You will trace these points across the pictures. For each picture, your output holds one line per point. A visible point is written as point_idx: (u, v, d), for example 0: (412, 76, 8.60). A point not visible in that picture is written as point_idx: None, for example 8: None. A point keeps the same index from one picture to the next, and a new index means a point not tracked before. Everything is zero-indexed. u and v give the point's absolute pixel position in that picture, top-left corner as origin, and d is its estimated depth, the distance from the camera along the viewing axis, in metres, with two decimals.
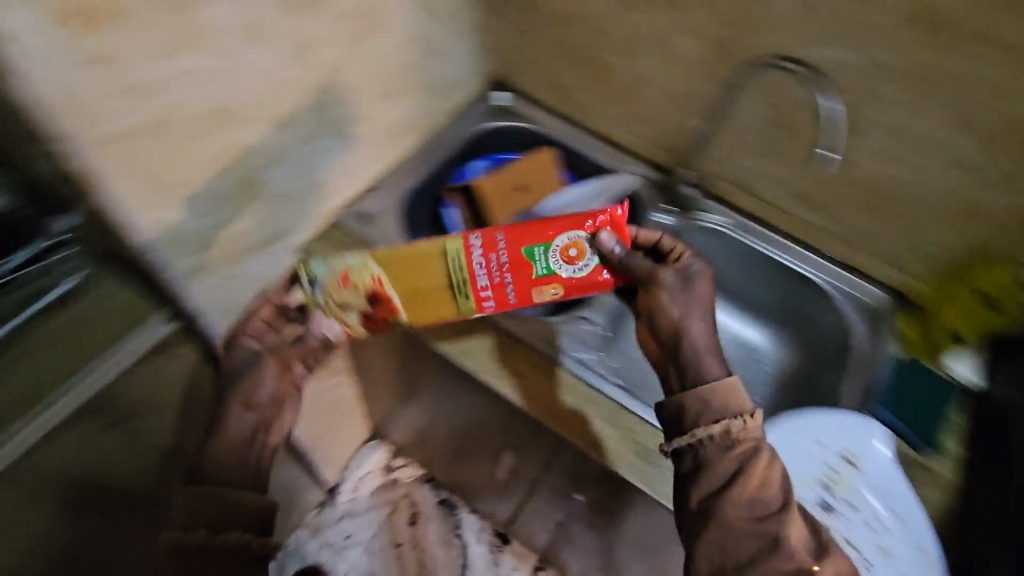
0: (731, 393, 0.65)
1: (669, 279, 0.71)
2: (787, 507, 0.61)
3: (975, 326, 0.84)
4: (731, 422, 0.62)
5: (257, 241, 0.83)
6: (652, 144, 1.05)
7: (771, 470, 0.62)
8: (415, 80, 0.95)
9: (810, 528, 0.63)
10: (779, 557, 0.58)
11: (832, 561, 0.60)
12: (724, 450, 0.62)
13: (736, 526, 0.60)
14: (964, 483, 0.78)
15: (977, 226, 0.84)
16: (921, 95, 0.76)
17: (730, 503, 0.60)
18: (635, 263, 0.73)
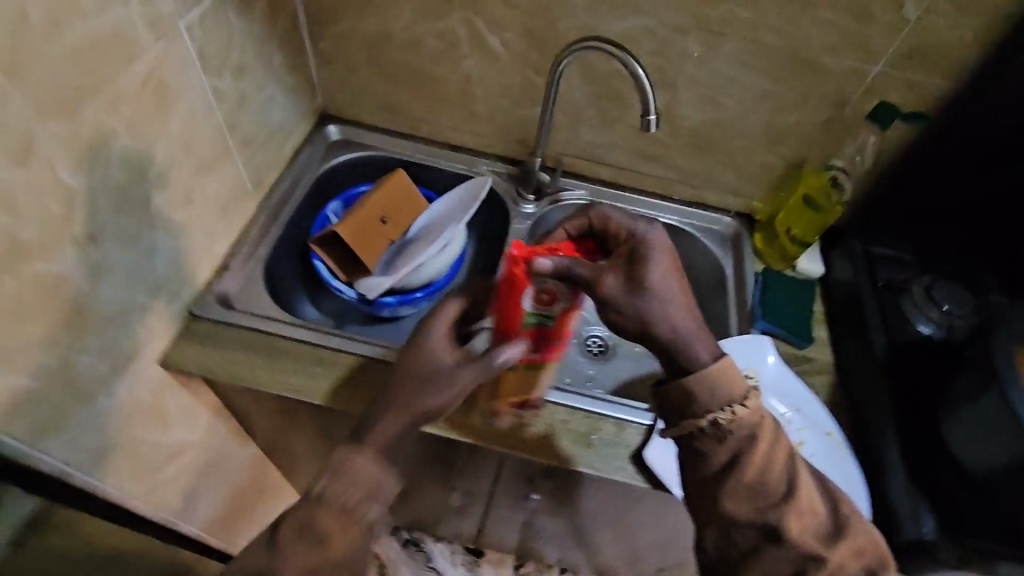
0: (723, 381, 0.56)
1: (617, 282, 0.54)
2: (793, 493, 0.57)
3: (810, 229, 0.97)
4: (719, 417, 0.56)
5: (105, 375, 0.69)
6: (498, 140, 1.06)
7: (773, 452, 0.58)
8: (238, 137, 0.84)
9: (830, 505, 0.59)
10: (784, 545, 0.55)
11: (851, 542, 0.57)
12: (718, 444, 0.58)
13: (739, 518, 0.57)
14: (836, 359, 0.90)
15: (803, 139, 0.93)
16: (720, 41, 0.84)
17: (729, 497, 0.57)
18: (573, 274, 0.56)
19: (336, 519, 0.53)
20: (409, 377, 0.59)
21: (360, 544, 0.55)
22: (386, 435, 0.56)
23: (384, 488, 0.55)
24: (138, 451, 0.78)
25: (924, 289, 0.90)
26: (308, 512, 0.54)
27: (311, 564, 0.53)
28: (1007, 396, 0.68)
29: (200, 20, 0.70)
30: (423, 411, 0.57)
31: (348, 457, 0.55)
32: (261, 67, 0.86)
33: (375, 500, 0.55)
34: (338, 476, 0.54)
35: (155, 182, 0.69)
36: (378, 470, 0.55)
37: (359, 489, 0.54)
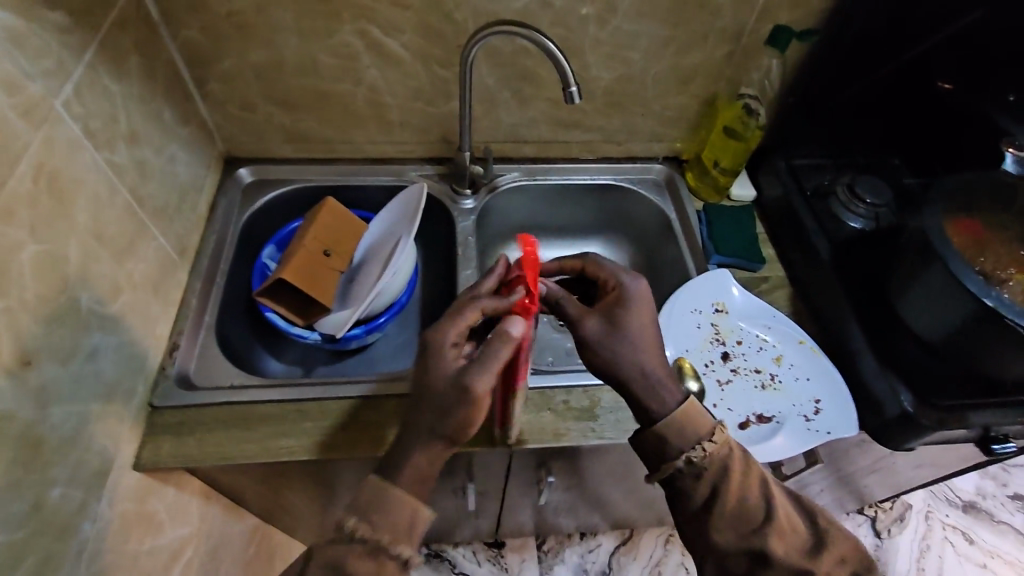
0: (686, 421, 0.60)
1: (598, 326, 0.63)
2: (772, 517, 0.59)
3: (738, 157, 1.01)
4: (692, 454, 0.59)
5: (82, 500, 0.62)
6: (421, 143, 1.03)
7: (747, 480, 0.60)
8: (149, 207, 0.78)
9: (809, 520, 0.61)
10: (773, 567, 0.57)
11: (833, 551, 0.59)
12: (696, 480, 0.60)
13: (728, 547, 0.59)
14: (790, 273, 0.96)
15: (711, 75, 0.97)
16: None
17: (716, 531, 0.59)
18: (563, 308, 0.65)
19: (369, 562, 0.53)
20: (429, 398, 0.57)
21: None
22: (417, 470, 0.57)
23: (415, 525, 0.56)
24: (139, 565, 0.72)
25: (847, 187, 0.96)
26: (341, 549, 0.54)
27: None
28: (950, 268, 0.74)
29: (75, 93, 0.63)
30: (450, 433, 0.57)
31: (384, 492, 0.56)
32: (152, 127, 0.79)
33: (406, 542, 0.55)
34: (371, 516, 0.55)
35: (75, 282, 0.62)
36: (410, 506, 0.56)
37: (390, 524, 0.55)
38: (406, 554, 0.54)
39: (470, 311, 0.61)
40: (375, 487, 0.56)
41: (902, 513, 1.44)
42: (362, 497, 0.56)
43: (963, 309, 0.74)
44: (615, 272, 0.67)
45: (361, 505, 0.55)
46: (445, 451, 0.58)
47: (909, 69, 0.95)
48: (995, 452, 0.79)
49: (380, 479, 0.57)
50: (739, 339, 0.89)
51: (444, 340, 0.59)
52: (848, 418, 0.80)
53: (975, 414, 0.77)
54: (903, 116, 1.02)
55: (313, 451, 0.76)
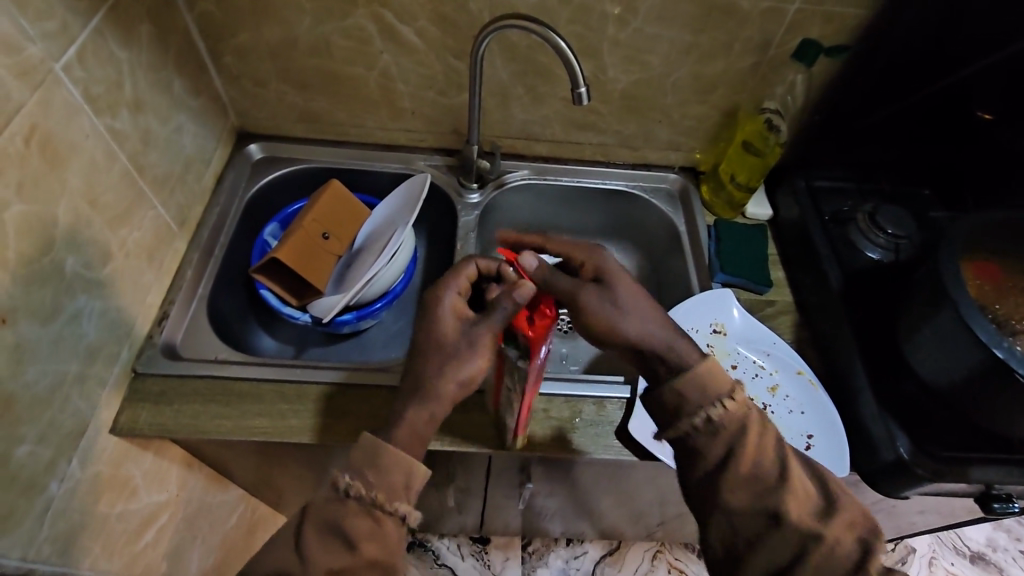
0: (709, 378, 0.58)
1: (596, 294, 0.60)
2: (784, 479, 0.56)
3: (755, 173, 0.96)
4: (715, 409, 0.57)
5: (51, 459, 0.63)
6: (432, 132, 1.02)
7: (764, 443, 0.58)
8: (150, 175, 0.78)
9: (819, 483, 0.58)
10: (782, 528, 0.53)
11: (842, 516, 0.55)
12: (712, 439, 0.58)
13: (740, 508, 0.56)
14: (798, 299, 0.92)
15: (734, 86, 0.93)
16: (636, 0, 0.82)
17: (730, 490, 0.56)
18: (558, 285, 0.60)
19: (365, 521, 0.52)
20: (432, 350, 0.58)
21: (391, 548, 0.53)
22: (414, 429, 0.57)
23: (412, 484, 0.55)
24: (108, 528, 0.72)
25: (868, 215, 0.91)
26: (336, 508, 0.53)
27: (340, 566, 0.51)
28: (959, 311, 0.70)
29: (77, 58, 0.64)
30: (449, 392, 0.57)
31: (379, 448, 0.55)
32: (159, 97, 0.80)
33: (403, 498, 0.54)
34: (365, 474, 0.54)
35: (61, 245, 0.63)
36: (408, 465, 0.55)
37: (386, 482, 0.54)
38: (403, 511, 0.53)
39: (465, 266, 0.62)
40: (369, 445, 0.55)
41: (904, 556, 1.38)
42: (356, 456, 0.55)
43: (970, 357, 0.70)
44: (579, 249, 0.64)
45: (358, 464, 0.55)
46: (443, 412, 0.58)
47: (949, 97, 0.90)
48: (994, 511, 0.74)
49: (377, 439, 0.56)
50: (735, 363, 0.86)
51: (446, 290, 0.60)
52: (838, 459, 0.76)
53: (978, 469, 0.73)
54: (935, 146, 0.97)
55: (285, 431, 0.76)
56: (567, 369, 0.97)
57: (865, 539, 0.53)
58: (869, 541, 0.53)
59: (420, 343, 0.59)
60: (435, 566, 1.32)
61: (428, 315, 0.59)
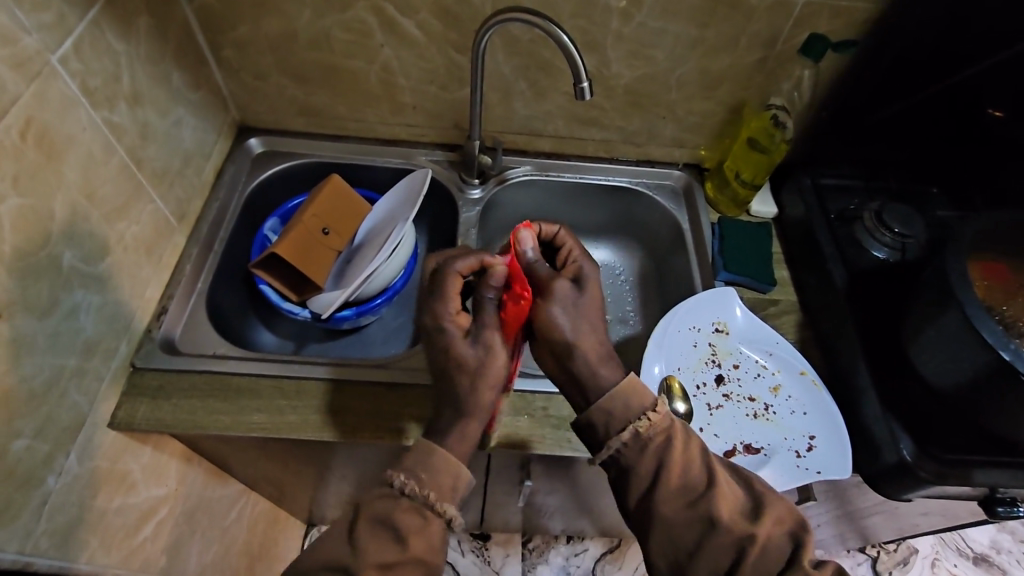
0: (631, 390, 0.57)
1: (563, 289, 0.60)
2: (714, 483, 0.55)
3: (760, 170, 0.95)
4: (638, 424, 0.56)
5: (48, 454, 0.63)
6: (432, 127, 1.01)
7: (689, 449, 0.57)
8: (148, 169, 0.78)
9: (746, 486, 0.58)
10: (719, 533, 0.53)
11: (770, 511, 0.55)
12: (641, 453, 0.56)
13: (675, 518, 0.54)
14: (801, 298, 0.91)
15: (739, 82, 0.92)
16: None
17: (662, 502, 0.54)
18: (537, 268, 0.61)
19: (416, 517, 0.53)
20: (456, 371, 0.57)
21: (436, 547, 0.53)
22: (464, 437, 0.57)
23: (459, 487, 0.55)
24: (106, 522, 0.72)
25: (874, 214, 0.89)
26: (389, 503, 0.53)
27: (389, 559, 0.51)
28: (966, 312, 0.68)
29: (74, 50, 0.64)
30: (486, 400, 0.58)
31: (432, 449, 0.55)
32: (159, 89, 0.79)
33: (451, 500, 0.54)
34: (419, 473, 0.54)
35: (59, 238, 0.63)
36: (457, 468, 0.55)
37: (436, 482, 0.54)
38: (451, 512, 0.54)
39: (449, 278, 0.60)
40: (423, 447, 0.55)
41: (906, 557, 1.37)
42: (409, 457, 0.56)
43: (976, 359, 0.68)
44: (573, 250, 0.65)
45: (411, 464, 0.55)
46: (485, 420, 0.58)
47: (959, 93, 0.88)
48: (998, 515, 0.73)
49: (428, 442, 0.57)
50: (737, 363, 0.85)
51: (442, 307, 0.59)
52: (841, 460, 0.75)
53: (981, 472, 0.71)
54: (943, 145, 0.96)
55: (282, 428, 0.75)
56: None
57: (795, 533, 0.54)
58: (798, 534, 0.54)
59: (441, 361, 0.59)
60: None
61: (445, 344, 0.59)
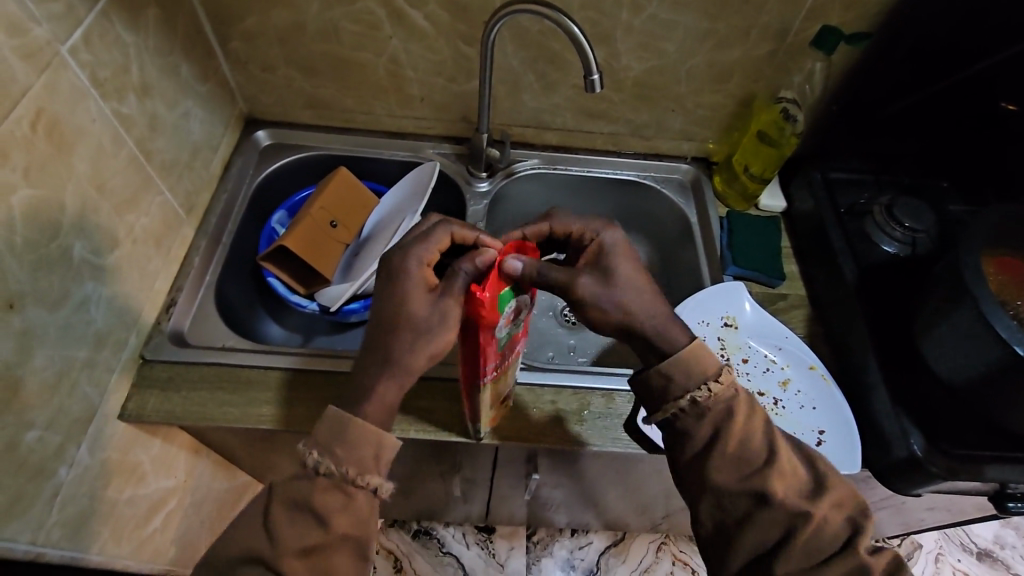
0: (696, 358, 0.57)
1: (591, 282, 0.56)
2: (774, 459, 0.56)
3: (769, 164, 0.94)
4: (699, 394, 0.56)
5: (59, 445, 0.63)
6: (440, 120, 1.01)
7: (751, 422, 0.58)
8: (157, 161, 0.78)
9: (808, 465, 0.59)
10: (773, 509, 0.54)
11: (831, 495, 0.56)
12: (698, 421, 0.57)
13: (727, 487, 0.55)
14: (811, 292, 0.91)
15: (749, 75, 0.91)
16: None
17: (717, 470, 0.56)
18: (546, 276, 0.55)
19: (336, 496, 0.53)
20: (400, 327, 0.56)
21: (363, 519, 0.54)
22: (384, 403, 0.56)
23: (383, 456, 0.55)
24: (116, 513, 0.73)
25: (884, 207, 0.88)
26: (303, 484, 0.53)
27: (311, 543, 0.51)
28: (980, 306, 0.68)
29: (84, 41, 0.64)
30: (418, 365, 0.57)
31: (346, 423, 0.54)
32: (167, 81, 0.79)
33: (373, 472, 0.54)
34: (333, 450, 0.54)
35: (69, 230, 0.63)
36: (378, 438, 0.55)
37: (356, 456, 0.54)
38: (375, 483, 0.54)
39: (439, 232, 0.60)
40: (335, 421, 0.54)
41: (911, 552, 1.36)
42: (321, 432, 0.55)
43: (989, 353, 0.68)
44: (582, 224, 0.60)
45: (325, 440, 0.54)
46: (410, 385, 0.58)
47: (970, 87, 0.87)
48: (1008, 511, 0.73)
49: (343, 414, 0.55)
50: (745, 356, 0.84)
51: (413, 256, 0.58)
52: (851, 455, 0.75)
53: (992, 468, 0.71)
54: (954, 138, 0.95)
55: (288, 420, 0.75)
56: (574, 361, 0.97)
57: (852, 518, 0.56)
58: (857, 519, 0.55)
59: (389, 312, 0.57)
60: (440, 554, 1.32)
61: (393, 290, 0.57)
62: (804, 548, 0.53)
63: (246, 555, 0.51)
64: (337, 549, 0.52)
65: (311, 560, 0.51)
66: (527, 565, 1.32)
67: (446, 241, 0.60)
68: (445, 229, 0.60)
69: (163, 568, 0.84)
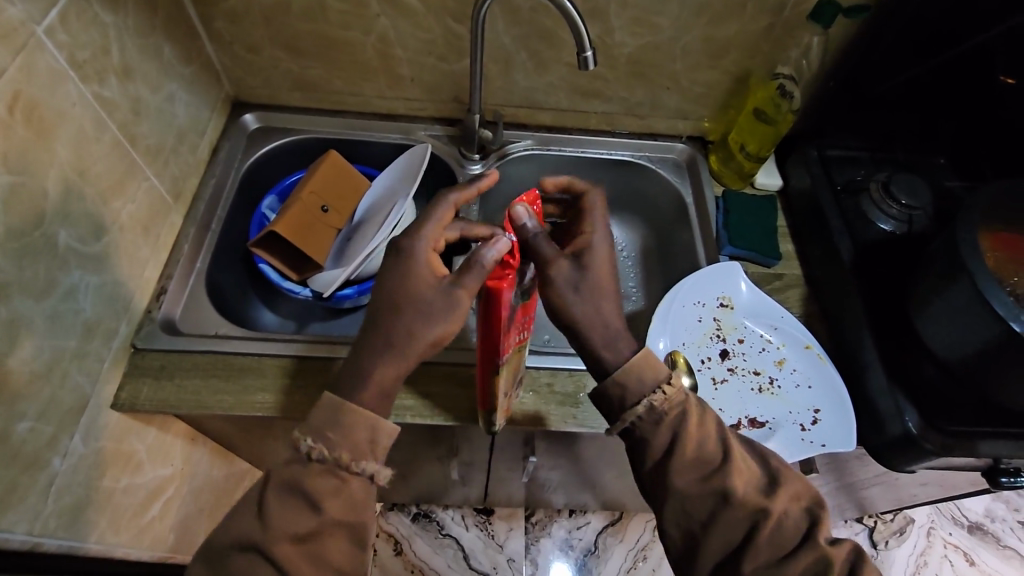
0: (644, 367, 0.57)
1: (569, 270, 0.57)
2: (729, 458, 0.56)
3: (765, 142, 0.93)
4: (654, 399, 0.56)
5: (52, 435, 0.63)
6: (431, 101, 0.99)
7: (706, 425, 0.57)
8: (142, 146, 0.76)
9: (762, 462, 0.59)
10: (733, 507, 0.54)
11: (786, 488, 0.57)
12: (657, 427, 0.56)
13: (689, 491, 0.55)
14: (807, 272, 0.90)
15: (745, 50, 0.90)
16: None
17: (676, 474, 0.55)
18: (534, 242, 0.57)
19: (330, 480, 0.52)
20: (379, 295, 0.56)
21: (358, 504, 0.53)
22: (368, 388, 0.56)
23: (378, 441, 0.54)
24: (113, 502, 0.72)
25: (881, 185, 0.88)
26: (297, 470, 0.52)
27: (305, 530, 0.51)
28: (977, 283, 0.68)
29: (60, 21, 0.62)
30: (422, 341, 0.54)
31: (340, 407, 0.53)
32: (149, 62, 0.77)
33: (369, 457, 0.53)
34: (326, 435, 0.53)
35: (52, 218, 0.62)
36: (372, 421, 0.53)
37: (350, 441, 0.53)
38: (370, 470, 0.53)
39: (442, 207, 0.59)
40: (330, 406, 0.53)
41: (903, 526, 1.38)
42: (317, 417, 0.54)
43: (985, 330, 0.68)
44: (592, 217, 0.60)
45: (318, 424, 0.53)
46: (411, 364, 0.55)
47: (968, 60, 0.86)
48: (1002, 485, 0.74)
49: (336, 397, 0.54)
50: (742, 336, 0.85)
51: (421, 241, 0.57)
52: (846, 432, 0.75)
53: (985, 443, 0.72)
54: (954, 107, 0.93)
55: (289, 412, 0.75)
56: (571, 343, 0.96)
57: (811, 509, 0.56)
58: (815, 512, 0.56)
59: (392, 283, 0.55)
60: (440, 535, 1.33)
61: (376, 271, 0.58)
62: (767, 546, 0.53)
63: (249, 524, 0.51)
64: (332, 534, 0.52)
65: (305, 545, 0.51)
66: (526, 545, 1.33)
67: (450, 213, 0.59)
68: (449, 201, 0.59)
69: (163, 555, 0.84)
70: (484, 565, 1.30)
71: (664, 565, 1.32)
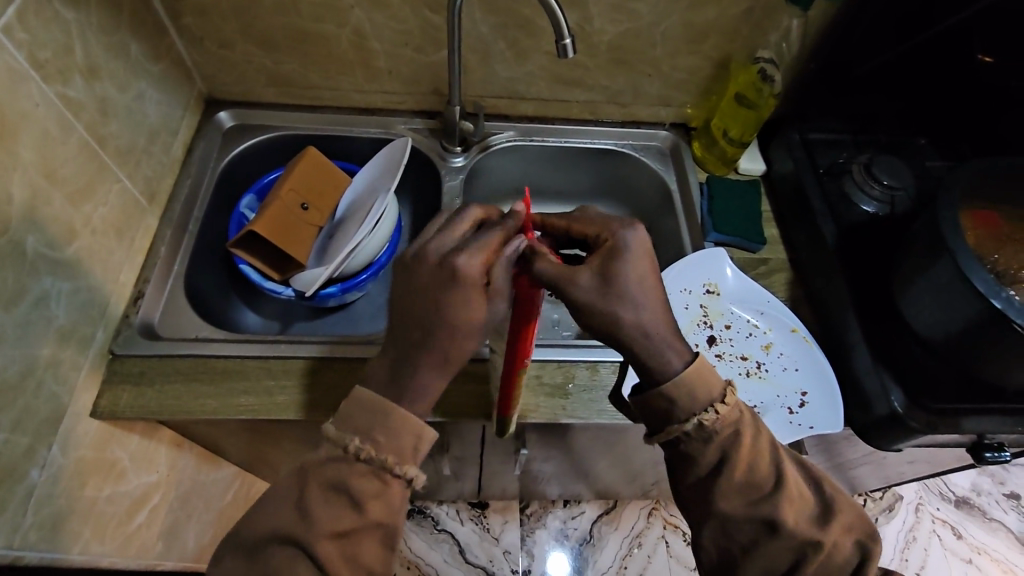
0: (699, 381, 0.54)
1: (591, 282, 0.51)
2: (783, 485, 0.54)
3: (747, 127, 0.93)
4: (705, 418, 0.53)
5: (28, 447, 0.61)
6: (412, 94, 0.97)
7: (758, 446, 0.55)
8: (112, 148, 0.74)
9: (815, 486, 0.57)
10: (776, 536, 0.53)
11: (840, 520, 0.54)
12: (705, 444, 0.54)
13: (735, 515, 0.54)
14: (792, 257, 0.91)
15: (724, 35, 0.89)
16: None
17: (722, 496, 0.54)
18: (541, 271, 0.50)
19: (372, 482, 0.51)
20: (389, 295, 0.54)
21: (394, 507, 0.52)
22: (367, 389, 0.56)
23: (422, 448, 0.53)
24: (96, 512, 0.71)
25: (863, 167, 0.88)
26: (341, 468, 0.51)
27: (345, 527, 0.50)
28: (959, 262, 0.68)
29: (18, 18, 0.59)
30: (463, 339, 0.52)
31: (388, 409, 0.52)
32: (116, 60, 0.75)
33: (411, 461, 0.53)
34: (375, 436, 0.52)
35: (18, 224, 0.60)
36: (417, 426, 0.52)
37: (397, 443, 0.52)
38: (411, 474, 0.52)
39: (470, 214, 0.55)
40: (379, 405, 0.52)
41: (892, 503, 1.40)
42: (362, 416, 0.52)
43: (968, 308, 0.68)
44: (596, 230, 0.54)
45: (365, 425, 0.52)
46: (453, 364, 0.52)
47: (947, 39, 0.86)
48: (985, 460, 0.75)
49: (384, 397, 0.53)
50: (730, 322, 0.84)
51: (473, 248, 0.51)
52: (834, 414, 0.75)
53: (969, 420, 0.73)
54: (936, 92, 0.93)
55: (310, 409, 0.74)
56: (560, 335, 0.95)
57: (862, 543, 0.54)
58: (864, 545, 0.54)
59: None
60: (435, 531, 1.33)
61: None
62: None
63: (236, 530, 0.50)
64: (368, 534, 0.51)
65: (344, 543, 0.50)
66: (522, 538, 1.33)
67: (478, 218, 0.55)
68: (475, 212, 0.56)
69: (152, 563, 0.83)
70: (480, 559, 1.30)
71: (659, 552, 1.33)
